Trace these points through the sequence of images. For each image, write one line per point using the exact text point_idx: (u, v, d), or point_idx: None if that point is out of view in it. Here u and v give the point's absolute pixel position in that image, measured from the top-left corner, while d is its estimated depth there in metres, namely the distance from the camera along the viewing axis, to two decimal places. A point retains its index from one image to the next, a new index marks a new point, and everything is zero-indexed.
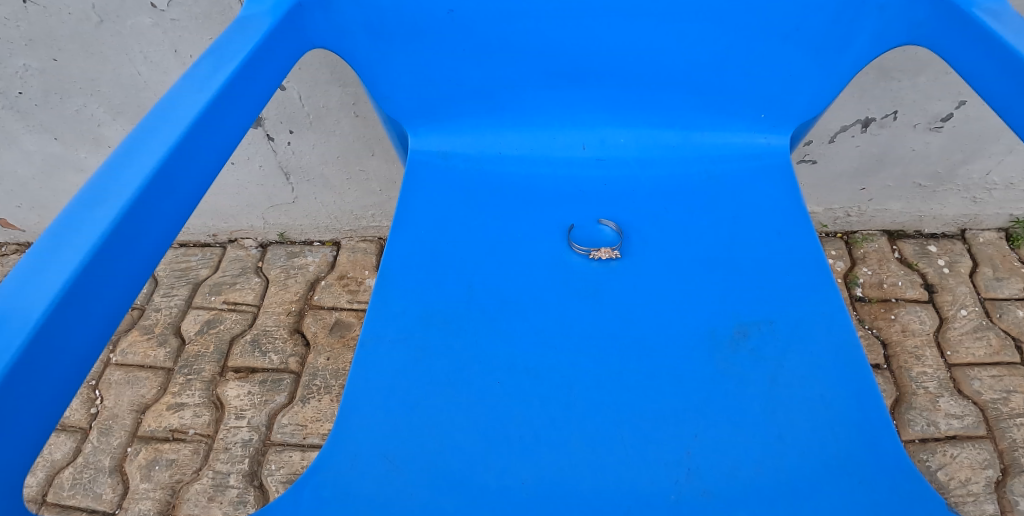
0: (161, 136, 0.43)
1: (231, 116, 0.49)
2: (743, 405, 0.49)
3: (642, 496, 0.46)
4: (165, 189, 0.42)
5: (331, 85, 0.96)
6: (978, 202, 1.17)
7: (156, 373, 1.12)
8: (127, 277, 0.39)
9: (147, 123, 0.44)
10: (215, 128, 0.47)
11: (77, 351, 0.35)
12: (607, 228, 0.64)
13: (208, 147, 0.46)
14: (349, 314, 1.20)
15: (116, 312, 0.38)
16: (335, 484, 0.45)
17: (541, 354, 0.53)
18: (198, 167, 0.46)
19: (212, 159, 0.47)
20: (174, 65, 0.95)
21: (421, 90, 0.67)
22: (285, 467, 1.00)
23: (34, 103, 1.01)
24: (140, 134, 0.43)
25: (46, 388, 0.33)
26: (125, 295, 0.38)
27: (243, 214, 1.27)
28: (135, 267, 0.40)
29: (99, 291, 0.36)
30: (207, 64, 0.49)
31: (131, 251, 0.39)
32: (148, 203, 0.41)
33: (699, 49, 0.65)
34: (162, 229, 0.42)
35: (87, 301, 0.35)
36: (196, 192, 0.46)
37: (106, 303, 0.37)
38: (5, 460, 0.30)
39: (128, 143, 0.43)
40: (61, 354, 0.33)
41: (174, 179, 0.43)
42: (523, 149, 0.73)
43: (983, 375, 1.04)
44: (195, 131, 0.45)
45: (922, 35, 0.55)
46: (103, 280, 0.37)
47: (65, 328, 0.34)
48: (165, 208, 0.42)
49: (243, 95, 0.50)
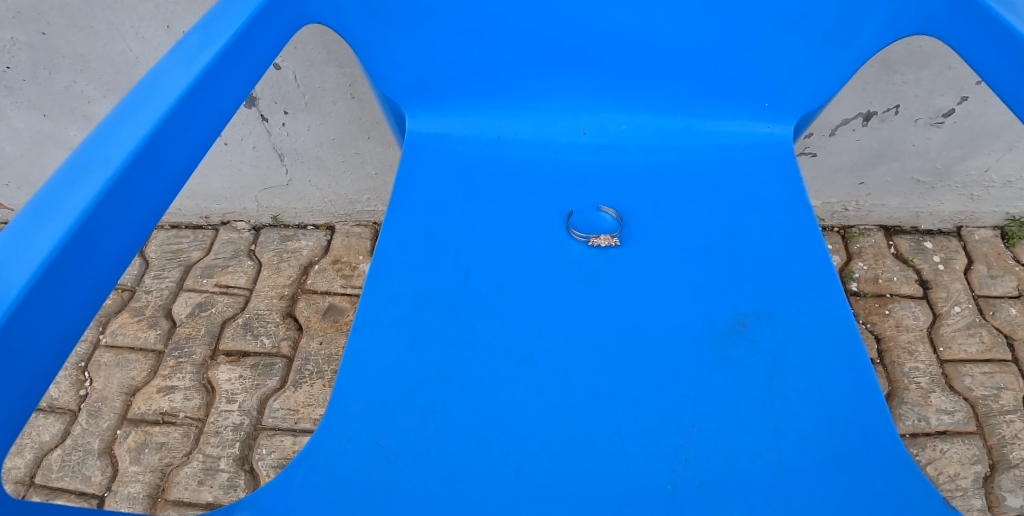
0: (149, 109, 0.42)
1: (222, 92, 0.47)
2: (740, 395, 0.49)
3: (638, 486, 0.46)
4: (152, 164, 0.41)
5: (327, 65, 0.94)
6: (975, 199, 1.17)
7: (146, 356, 1.11)
8: (111, 254, 0.38)
9: (134, 96, 0.43)
10: (205, 103, 0.46)
11: (57, 330, 0.34)
12: (607, 215, 0.63)
13: (197, 123, 0.45)
14: (342, 299, 1.19)
15: (99, 291, 0.37)
16: (325, 469, 0.44)
17: (538, 341, 0.53)
18: (187, 143, 0.44)
19: (202, 135, 0.46)
20: (166, 41, 0.93)
21: (419, 70, 0.66)
22: (276, 452, 1.00)
23: (22, 79, 0.99)
24: (126, 107, 0.42)
25: (27, 365, 0.32)
26: (110, 272, 0.38)
27: (236, 197, 1.25)
28: (121, 243, 0.38)
29: (80, 268, 0.35)
30: (197, 38, 0.48)
31: (116, 227, 0.38)
32: (134, 179, 0.39)
33: (704, 35, 0.63)
34: (148, 206, 0.41)
35: (68, 277, 0.34)
36: (185, 168, 0.44)
37: (89, 279, 0.36)
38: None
39: (114, 115, 0.41)
40: (43, 330, 0.33)
41: (162, 154, 0.42)
42: (522, 133, 0.71)
43: (975, 371, 1.04)
44: (183, 105, 0.44)
45: (931, 25, 0.54)
46: (85, 257, 0.36)
47: (46, 305, 0.33)
48: (151, 183, 0.41)
49: (234, 71, 0.48)
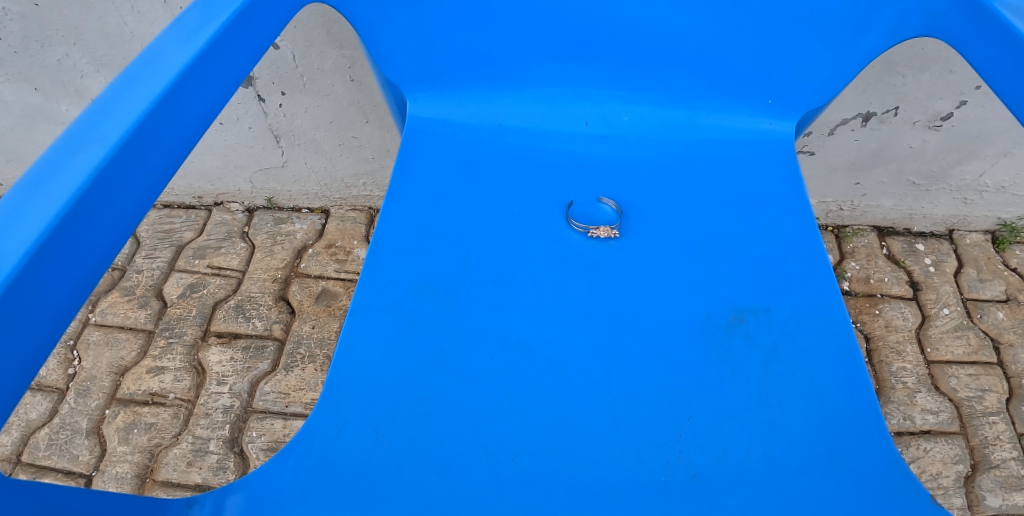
0: (148, 85, 0.41)
1: (222, 70, 0.47)
2: (734, 390, 0.49)
3: (631, 478, 0.46)
4: (151, 141, 0.40)
5: (327, 46, 0.93)
6: (968, 203, 1.18)
7: (136, 335, 1.10)
8: (107, 232, 0.37)
9: (131, 72, 0.42)
10: (205, 81, 0.45)
11: (52, 306, 0.33)
12: (607, 206, 0.63)
13: (195, 101, 0.44)
14: (335, 284, 1.18)
15: (94, 270, 0.36)
16: (320, 454, 0.44)
17: (535, 330, 0.53)
18: (187, 122, 0.44)
19: (201, 112, 0.45)
20: (162, 16, 0.91)
21: (422, 55, 0.65)
22: (266, 435, 1.00)
23: (13, 51, 0.97)
24: (122, 83, 0.41)
25: (21, 341, 0.31)
26: (107, 249, 0.37)
27: (230, 177, 1.23)
28: (117, 221, 0.38)
29: (76, 244, 0.35)
30: (196, 15, 0.47)
31: (113, 204, 0.37)
32: (130, 156, 0.39)
33: (711, 30, 0.63)
34: (145, 183, 0.40)
35: (65, 254, 0.34)
36: (184, 145, 0.44)
37: (85, 255, 0.36)
38: None
39: (109, 91, 0.41)
40: (38, 307, 0.32)
41: (160, 132, 0.41)
42: (524, 121, 0.71)
43: (960, 373, 1.06)
44: (182, 83, 0.43)
45: (938, 27, 0.54)
46: (81, 233, 0.35)
47: (41, 281, 0.32)
48: (148, 160, 0.40)
49: (235, 49, 0.48)
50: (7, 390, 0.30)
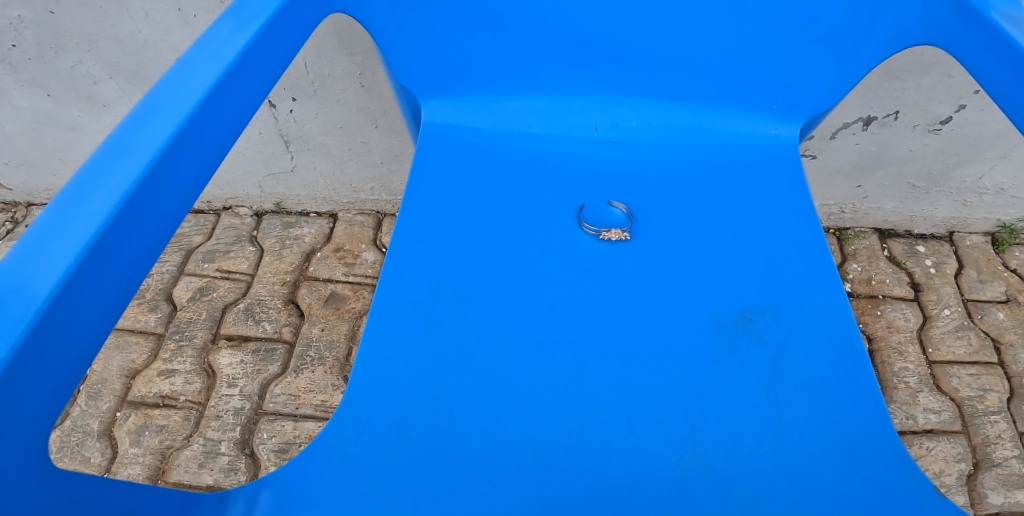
0: (186, 93, 0.43)
1: (254, 78, 0.48)
2: (745, 387, 0.51)
3: (647, 473, 0.47)
4: (190, 147, 0.42)
5: (338, 53, 0.95)
6: (968, 205, 1.19)
7: (146, 338, 1.12)
8: (150, 235, 0.39)
9: (168, 80, 0.44)
10: (238, 88, 0.46)
11: (101, 306, 0.35)
12: (617, 210, 0.64)
13: (230, 108, 0.46)
14: (344, 287, 1.19)
15: (139, 271, 0.38)
16: (345, 449, 0.46)
17: (550, 330, 0.54)
18: (221, 128, 0.45)
19: (235, 118, 0.46)
20: (176, 24, 0.92)
21: (436, 63, 0.67)
22: (277, 436, 1.01)
23: (27, 57, 0.98)
24: (160, 90, 0.43)
25: (74, 340, 0.33)
26: (149, 251, 0.39)
27: (239, 182, 1.25)
28: (157, 226, 0.39)
29: (122, 247, 0.36)
30: (229, 24, 0.48)
31: (155, 209, 0.39)
32: (171, 162, 0.40)
33: (718, 37, 0.65)
34: (184, 188, 0.42)
35: (112, 256, 0.35)
36: (219, 150, 0.45)
37: (131, 258, 0.37)
38: (45, 408, 0.31)
39: (149, 98, 0.42)
40: (88, 308, 0.34)
41: (196, 138, 0.42)
42: (535, 127, 0.72)
43: (962, 373, 1.07)
44: (217, 92, 0.44)
45: (938, 35, 0.56)
46: (128, 236, 0.37)
47: (91, 284, 0.34)
48: (188, 165, 0.42)
49: (265, 57, 0.49)
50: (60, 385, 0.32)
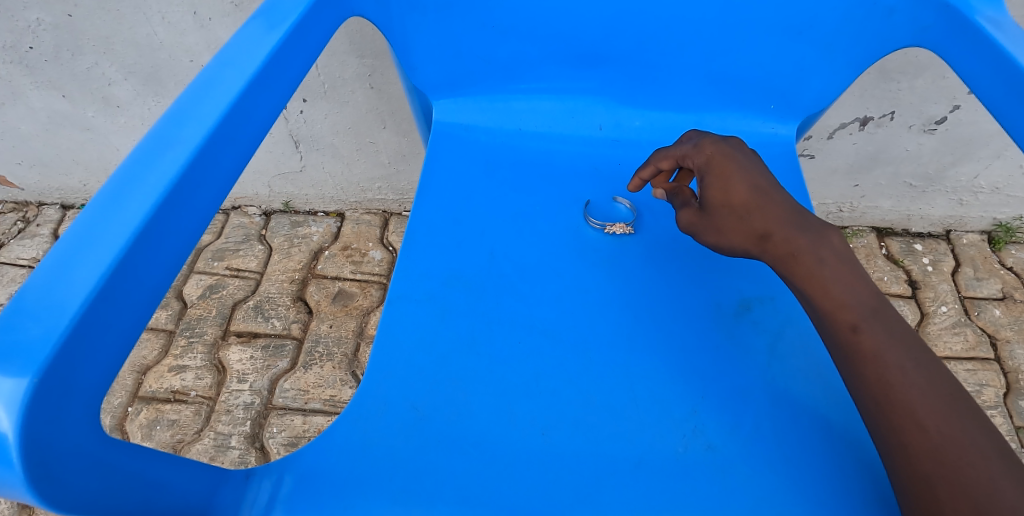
0: (222, 90, 0.45)
1: (283, 77, 0.51)
2: (745, 371, 0.53)
3: (654, 451, 0.49)
4: (226, 141, 0.44)
5: (349, 55, 0.97)
6: (964, 204, 1.21)
7: (157, 335, 1.14)
8: (190, 222, 0.41)
9: (205, 78, 0.46)
10: (269, 87, 0.49)
11: (147, 286, 0.37)
12: (622, 206, 0.67)
13: (261, 105, 0.48)
14: (351, 285, 1.21)
15: (180, 254, 0.40)
16: (365, 428, 0.48)
17: (559, 317, 0.56)
18: (253, 123, 0.47)
19: (265, 115, 0.49)
20: (192, 27, 0.95)
21: (446, 64, 0.70)
22: (286, 430, 1.03)
23: (44, 59, 1.01)
24: (198, 88, 0.45)
25: (123, 317, 0.35)
26: (188, 237, 0.41)
27: (249, 182, 1.27)
28: (196, 214, 0.42)
29: (165, 231, 0.39)
30: (259, 26, 0.51)
31: (194, 197, 0.41)
32: (210, 155, 0.43)
33: (718, 39, 0.67)
34: (220, 178, 0.44)
35: (157, 240, 0.38)
36: (251, 144, 0.48)
37: (173, 243, 0.40)
38: (97, 378, 0.33)
39: (187, 95, 0.45)
40: (135, 287, 0.36)
41: (232, 133, 0.45)
42: (541, 126, 0.74)
43: (959, 368, 1.09)
44: (250, 90, 0.47)
45: (926, 38, 0.59)
46: (170, 222, 0.39)
47: (138, 265, 0.36)
48: (224, 158, 0.44)
49: (293, 57, 0.52)
50: (109, 358, 0.34)
